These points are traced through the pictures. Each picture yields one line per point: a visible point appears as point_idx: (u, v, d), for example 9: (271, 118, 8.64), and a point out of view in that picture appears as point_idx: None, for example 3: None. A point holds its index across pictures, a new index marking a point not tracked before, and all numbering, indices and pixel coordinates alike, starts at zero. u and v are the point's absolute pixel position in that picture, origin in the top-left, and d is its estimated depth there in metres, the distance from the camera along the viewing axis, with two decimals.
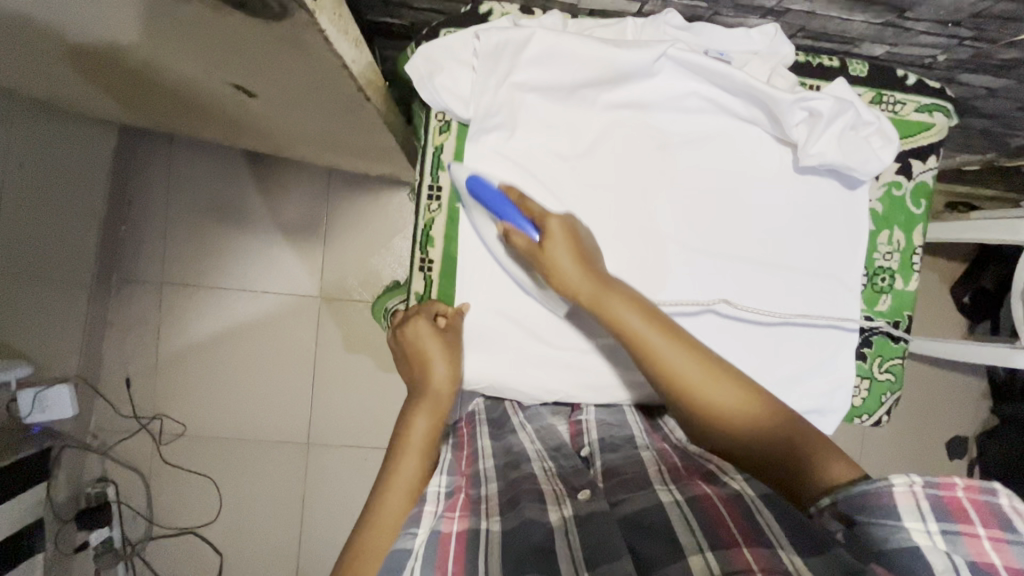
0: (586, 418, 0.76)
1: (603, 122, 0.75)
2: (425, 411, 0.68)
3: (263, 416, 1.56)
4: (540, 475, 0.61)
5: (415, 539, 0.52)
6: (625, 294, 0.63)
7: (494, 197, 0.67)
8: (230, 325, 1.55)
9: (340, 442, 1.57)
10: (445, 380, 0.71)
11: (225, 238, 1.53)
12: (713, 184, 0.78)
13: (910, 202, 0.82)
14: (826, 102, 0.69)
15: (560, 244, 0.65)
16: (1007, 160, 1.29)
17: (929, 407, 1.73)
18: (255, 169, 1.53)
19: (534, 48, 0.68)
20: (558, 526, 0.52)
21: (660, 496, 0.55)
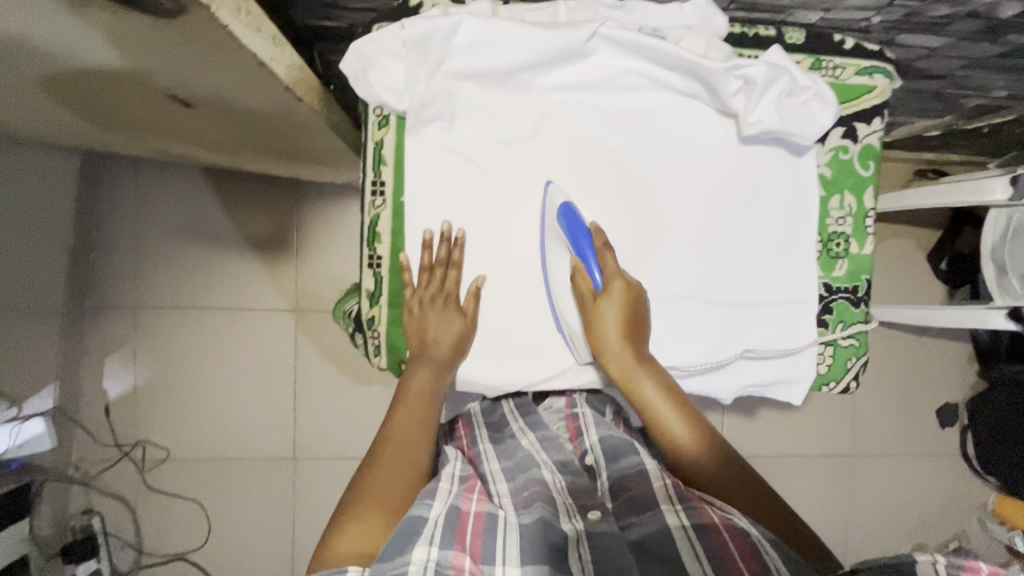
0: (582, 413, 0.82)
1: (543, 106, 0.75)
2: (428, 374, 0.71)
3: (246, 434, 1.55)
4: (551, 482, 0.66)
5: (431, 509, 0.57)
6: (656, 377, 0.70)
7: (580, 232, 0.71)
8: (208, 345, 1.53)
9: (327, 454, 1.55)
10: (446, 346, 0.73)
11: (195, 257, 1.52)
12: (657, 160, 0.77)
13: (858, 165, 0.82)
14: (758, 69, 0.68)
15: (615, 307, 0.70)
16: (966, 122, 1.30)
17: (917, 376, 1.73)
18: (223, 186, 1.52)
19: (464, 36, 0.67)
20: (571, 535, 0.57)
21: (668, 517, 0.57)
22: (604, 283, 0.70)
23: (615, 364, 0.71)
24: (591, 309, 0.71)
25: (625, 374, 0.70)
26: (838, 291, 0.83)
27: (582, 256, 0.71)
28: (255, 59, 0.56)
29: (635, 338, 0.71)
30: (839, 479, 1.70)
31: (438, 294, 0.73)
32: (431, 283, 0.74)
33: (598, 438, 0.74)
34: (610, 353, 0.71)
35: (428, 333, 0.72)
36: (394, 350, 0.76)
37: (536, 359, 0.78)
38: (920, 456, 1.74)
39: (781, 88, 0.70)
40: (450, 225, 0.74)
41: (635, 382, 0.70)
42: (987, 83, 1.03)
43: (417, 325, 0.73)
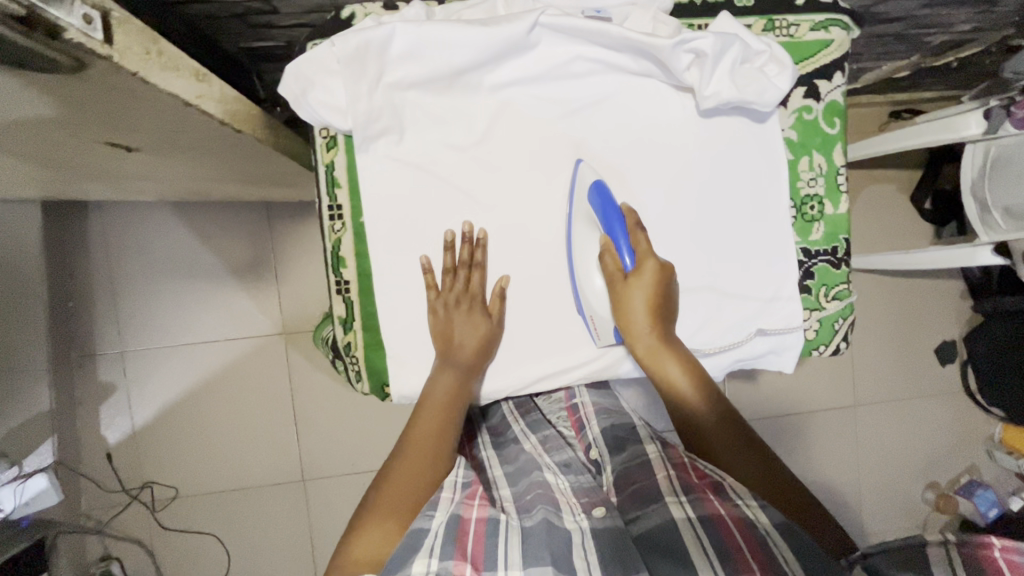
0: (582, 402, 0.84)
1: (493, 106, 0.72)
2: (451, 371, 0.70)
3: (253, 461, 1.54)
4: (553, 483, 0.66)
5: (434, 519, 0.56)
6: (681, 357, 0.70)
7: (613, 212, 0.69)
8: (202, 378, 1.52)
9: (337, 471, 1.56)
10: (470, 340, 0.71)
11: (176, 293, 1.50)
12: (619, 146, 0.75)
13: (823, 123, 0.79)
14: (708, 40, 0.65)
15: (646, 287, 0.70)
16: (933, 60, 1.26)
17: (912, 319, 1.73)
18: (192, 217, 1.49)
19: (400, 44, 0.64)
20: (575, 532, 0.56)
21: (673, 510, 0.56)
22: (635, 263, 0.70)
23: (641, 346, 0.71)
24: (620, 288, 0.70)
25: (651, 354, 0.70)
26: (818, 255, 0.81)
27: (612, 237, 0.70)
28: (178, 101, 0.53)
29: (662, 320, 0.71)
30: (846, 428, 1.71)
31: (463, 297, 0.72)
32: (454, 286, 0.72)
33: (601, 430, 0.75)
34: (638, 333, 0.70)
35: (454, 333, 0.71)
36: (375, 374, 0.75)
37: (522, 364, 0.76)
38: (922, 395, 1.75)
39: (736, 56, 0.68)
40: (472, 225, 0.73)
41: (659, 362, 0.70)
42: (949, 19, 1.00)
43: (441, 326, 0.72)
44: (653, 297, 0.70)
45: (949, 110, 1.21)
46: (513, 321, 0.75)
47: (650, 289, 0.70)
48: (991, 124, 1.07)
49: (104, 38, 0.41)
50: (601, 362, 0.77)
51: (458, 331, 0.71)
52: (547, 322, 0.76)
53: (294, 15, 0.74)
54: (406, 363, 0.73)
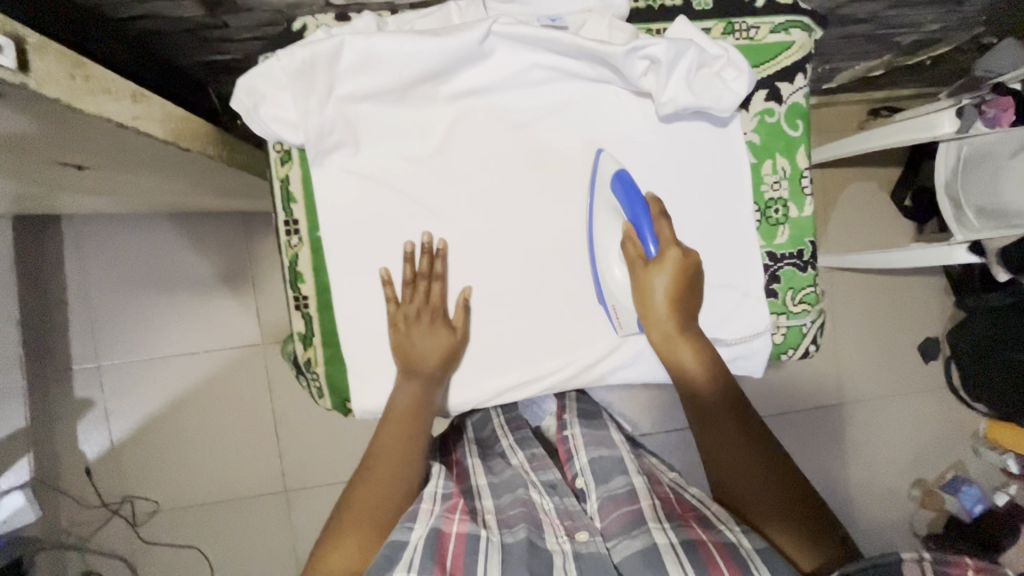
0: (572, 432, 0.79)
1: (450, 115, 0.71)
2: (413, 385, 0.69)
3: (235, 473, 1.53)
4: (537, 503, 0.66)
5: (413, 532, 0.57)
6: (696, 344, 0.70)
7: (637, 200, 0.68)
8: (181, 390, 1.51)
9: (319, 480, 1.54)
10: (432, 353, 0.70)
11: (153, 305, 1.49)
12: (579, 153, 0.74)
13: (786, 125, 0.78)
14: (661, 46, 0.64)
15: (668, 274, 0.68)
16: (904, 58, 1.26)
17: (893, 316, 1.73)
18: (166, 229, 1.47)
19: (349, 57, 0.64)
20: (558, 554, 0.57)
21: (655, 536, 0.57)
22: (657, 251, 0.68)
23: (657, 331, 0.70)
24: (640, 274, 0.69)
25: (667, 341, 0.70)
26: (784, 259, 0.80)
27: (635, 223, 0.68)
28: (111, 123, 0.52)
29: (683, 309, 0.69)
30: (830, 427, 1.70)
31: (424, 309, 0.71)
32: (414, 297, 0.71)
33: (587, 460, 0.72)
34: (656, 321, 0.70)
35: (413, 348, 0.70)
36: (336, 391, 0.73)
37: (487, 375, 0.75)
38: (905, 393, 1.74)
39: (690, 62, 0.67)
40: (432, 235, 0.72)
41: (674, 349, 0.70)
42: (916, 19, 1.00)
43: (403, 341, 0.70)
44: (674, 286, 0.68)
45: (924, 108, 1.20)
46: (477, 338, 0.75)
47: (671, 278, 0.68)
48: (964, 122, 1.02)
49: (18, 65, 0.40)
50: (566, 372, 0.75)
51: (419, 346, 0.70)
52: (510, 333, 0.75)
53: (248, 29, 0.73)
54: (367, 379, 0.72)
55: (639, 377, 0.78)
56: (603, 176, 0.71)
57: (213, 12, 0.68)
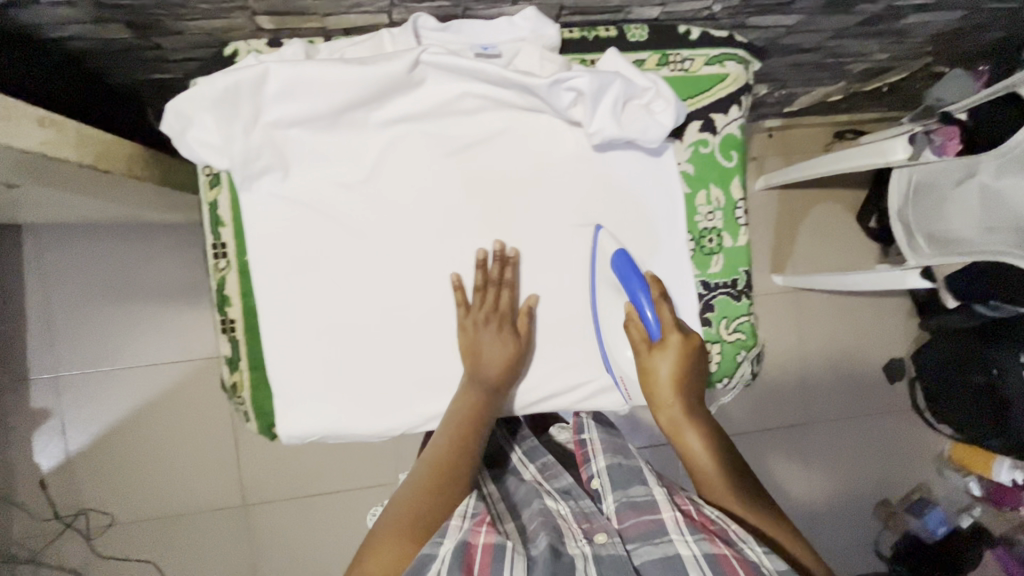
0: (589, 436, 0.79)
1: (382, 141, 0.72)
2: (473, 392, 0.72)
3: (195, 486, 1.49)
4: (554, 510, 0.67)
5: (442, 545, 0.55)
6: (703, 427, 0.68)
7: (632, 273, 0.73)
8: (141, 403, 1.47)
9: (279, 495, 1.51)
10: (495, 363, 0.73)
11: (115, 315, 1.46)
12: (512, 181, 0.74)
13: (720, 156, 0.79)
14: (584, 78, 0.66)
15: (671, 357, 0.70)
16: (860, 85, 1.27)
17: (858, 337, 1.70)
18: (133, 240, 1.43)
19: (274, 85, 0.64)
20: (578, 558, 0.56)
21: (679, 548, 0.55)
22: (659, 333, 0.71)
23: (664, 414, 0.70)
24: (645, 358, 0.70)
25: (672, 425, 0.69)
26: (718, 288, 0.81)
27: (636, 303, 0.72)
28: (15, 150, 0.53)
29: (687, 388, 0.70)
30: (798, 447, 1.69)
31: (492, 315, 0.73)
32: (484, 303, 0.73)
33: (605, 465, 0.71)
34: (661, 403, 0.70)
35: (480, 352, 0.73)
36: (263, 414, 0.74)
37: (417, 402, 0.75)
38: (868, 415, 1.71)
39: (616, 94, 0.68)
40: (504, 244, 0.75)
41: (680, 434, 0.68)
42: (863, 49, 1.01)
43: (470, 344, 0.73)
44: (679, 368, 0.69)
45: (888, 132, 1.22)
46: (540, 346, 0.78)
47: (674, 362, 0.70)
48: (916, 149, 1.04)
49: None
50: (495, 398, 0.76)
51: (484, 351, 0.72)
52: (439, 360, 0.75)
53: (181, 49, 0.73)
54: (292, 404, 0.73)
55: (566, 406, 0.79)
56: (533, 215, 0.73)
57: (144, 34, 0.68)
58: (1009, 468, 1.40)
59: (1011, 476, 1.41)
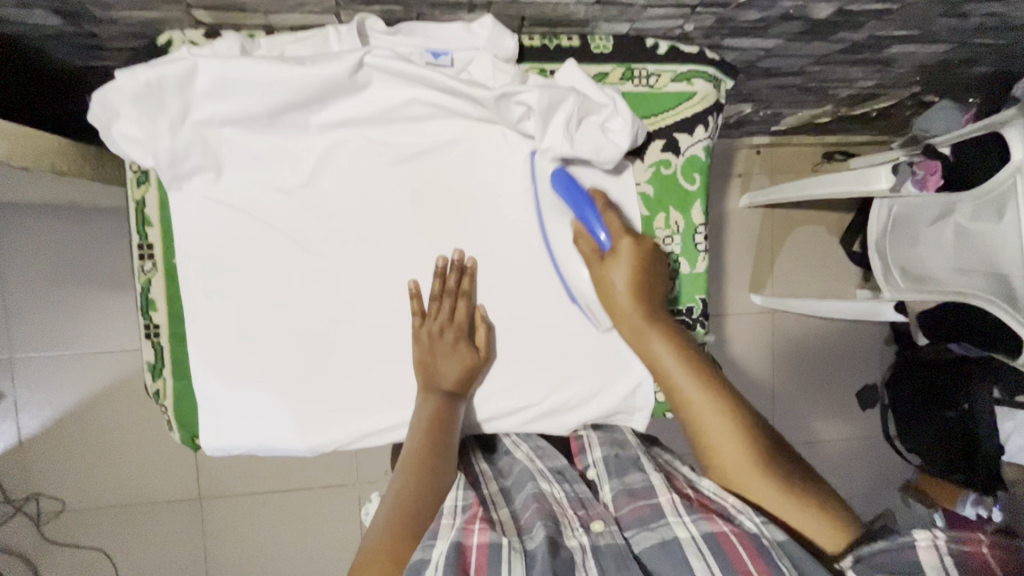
0: (586, 432, 0.77)
1: (322, 146, 0.68)
2: (432, 396, 0.68)
3: (157, 474, 1.25)
4: (549, 494, 0.64)
5: (435, 549, 0.53)
6: (668, 334, 0.68)
7: (580, 198, 0.68)
8: (102, 388, 1.22)
9: (234, 491, 1.28)
10: (452, 370, 0.69)
11: (67, 295, 1.19)
12: (458, 195, 0.71)
13: (682, 178, 0.76)
14: (534, 94, 0.64)
15: (625, 266, 0.68)
16: (849, 109, 1.23)
17: (832, 365, 1.52)
18: (97, 218, 1.19)
19: (202, 84, 0.61)
20: (576, 552, 0.55)
21: (676, 531, 0.56)
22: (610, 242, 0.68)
23: (627, 325, 0.69)
24: (599, 270, 0.68)
25: (638, 335, 0.68)
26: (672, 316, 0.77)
27: (584, 220, 0.69)
28: None
29: (646, 298, 0.69)
30: (816, 468, 1.52)
31: (449, 326, 0.70)
32: (440, 313, 0.70)
33: (602, 455, 0.71)
34: (623, 315, 0.69)
35: (436, 367, 0.69)
36: (186, 423, 0.72)
37: (346, 420, 0.72)
38: (852, 438, 1.54)
39: (570, 110, 0.65)
40: (462, 253, 0.71)
41: (648, 346, 0.68)
42: (848, 75, 0.98)
43: (425, 358, 0.70)
44: (633, 276, 0.67)
45: (881, 156, 1.18)
46: (501, 357, 0.74)
47: (630, 272, 0.68)
48: (897, 180, 0.96)
49: None
50: None
51: (441, 365, 0.69)
52: (373, 378, 0.72)
53: (118, 39, 0.69)
54: (215, 413, 0.71)
55: (508, 429, 0.76)
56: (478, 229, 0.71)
57: (73, 20, 0.63)
58: (974, 501, 1.27)
59: (975, 510, 1.27)
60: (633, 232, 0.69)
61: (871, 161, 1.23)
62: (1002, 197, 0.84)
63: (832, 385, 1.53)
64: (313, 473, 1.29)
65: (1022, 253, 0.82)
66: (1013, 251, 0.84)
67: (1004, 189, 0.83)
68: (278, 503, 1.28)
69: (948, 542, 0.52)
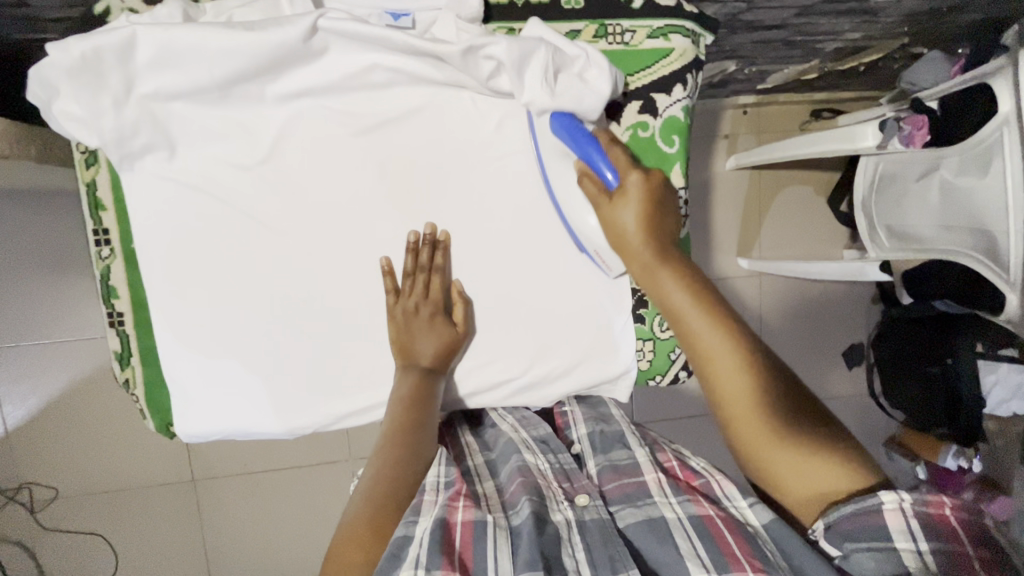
0: (570, 408, 0.76)
1: (280, 117, 0.65)
2: (408, 374, 0.67)
3: (146, 458, 1.24)
4: (534, 467, 0.62)
5: (419, 526, 0.51)
6: (685, 278, 0.59)
7: (582, 135, 0.62)
8: (82, 377, 1.19)
9: (229, 472, 1.27)
10: (429, 348, 0.68)
11: (33, 284, 1.15)
12: (427, 164, 0.68)
13: (660, 141, 0.73)
14: (501, 46, 0.60)
15: (634, 207, 0.61)
16: (834, 64, 1.20)
17: (822, 324, 1.51)
18: (64, 202, 1.14)
19: (145, 52, 0.57)
20: (562, 527, 0.53)
21: (663, 511, 0.55)
22: (618, 180, 0.61)
23: (636, 264, 0.62)
24: (607, 211, 0.62)
25: (647, 273, 0.61)
26: None
27: (588, 160, 0.62)
28: None
29: (659, 236, 0.61)
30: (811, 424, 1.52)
31: (424, 302, 0.68)
32: (414, 290, 0.68)
33: (586, 432, 0.69)
34: (630, 250, 0.61)
35: (413, 343, 0.68)
36: (158, 411, 0.71)
37: (327, 400, 0.71)
38: (841, 397, 1.53)
39: (543, 61, 0.62)
40: (434, 227, 0.69)
41: (657, 282, 0.60)
42: (834, 27, 0.94)
43: (403, 337, 0.68)
44: (644, 216, 0.61)
45: (869, 112, 1.15)
46: (481, 330, 0.73)
47: (639, 212, 0.61)
48: (884, 137, 0.95)
49: None
50: None
51: (419, 342, 0.68)
52: (348, 357, 0.70)
53: (55, 10, 0.63)
54: (188, 398, 0.69)
55: (492, 404, 0.76)
56: (452, 200, 0.70)
57: None
58: (955, 453, 1.29)
59: (955, 461, 1.30)
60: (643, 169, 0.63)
61: (859, 116, 1.20)
62: (990, 148, 0.82)
63: (825, 344, 1.52)
64: (303, 451, 1.29)
65: (1008, 206, 0.79)
66: (997, 203, 0.82)
67: (991, 140, 0.81)
68: (273, 482, 1.28)
69: (914, 505, 0.50)
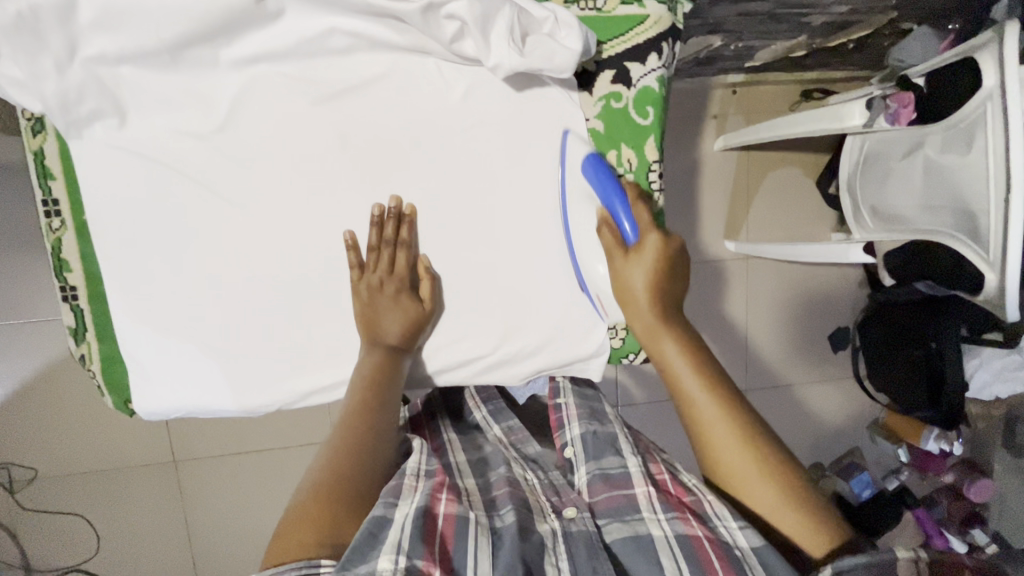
0: (565, 402, 0.72)
1: (235, 84, 0.62)
2: (373, 353, 0.65)
3: (123, 436, 1.23)
4: (522, 479, 0.63)
5: (398, 509, 0.51)
6: (686, 343, 0.57)
7: (610, 185, 0.61)
8: (55, 355, 1.17)
9: (209, 452, 1.26)
10: (394, 326, 0.66)
11: None
12: (390, 135, 0.66)
13: (634, 112, 0.71)
14: (463, 5, 0.57)
15: (646, 266, 0.57)
16: (823, 40, 1.17)
17: (812, 308, 1.49)
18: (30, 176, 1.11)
19: (87, 10, 0.54)
20: (547, 536, 0.54)
21: (650, 528, 0.54)
22: (635, 236, 0.59)
23: (638, 324, 0.59)
24: (618, 264, 0.59)
25: (649, 334, 0.58)
26: None
27: (610, 208, 0.61)
28: None
29: (670, 300, 0.58)
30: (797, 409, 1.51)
31: (389, 279, 0.67)
32: (379, 264, 0.67)
33: (579, 432, 0.66)
34: (634, 311, 0.59)
35: (376, 319, 0.66)
36: (117, 388, 0.69)
37: (290, 378, 0.69)
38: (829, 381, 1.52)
39: (509, 21, 0.59)
40: (400, 201, 0.67)
41: (657, 343, 0.57)
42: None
43: (367, 313, 0.66)
44: (655, 279, 0.57)
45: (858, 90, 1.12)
46: (449, 308, 0.71)
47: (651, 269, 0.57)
48: (871, 116, 0.95)
49: None
50: None
51: (383, 318, 0.66)
52: (312, 334, 0.69)
53: None
54: (149, 375, 0.68)
55: (461, 382, 0.74)
56: (418, 174, 0.67)
57: None
58: (935, 437, 1.31)
59: (937, 444, 1.32)
60: (662, 227, 0.59)
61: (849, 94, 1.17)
62: (972, 125, 0.80)
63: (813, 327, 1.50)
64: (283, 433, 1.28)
65: (988, 183, 0.78)
66: (980, 181, 0.80)
67: (976, 116, 0.79)
68: (252, 463, 1.27)
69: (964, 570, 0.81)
